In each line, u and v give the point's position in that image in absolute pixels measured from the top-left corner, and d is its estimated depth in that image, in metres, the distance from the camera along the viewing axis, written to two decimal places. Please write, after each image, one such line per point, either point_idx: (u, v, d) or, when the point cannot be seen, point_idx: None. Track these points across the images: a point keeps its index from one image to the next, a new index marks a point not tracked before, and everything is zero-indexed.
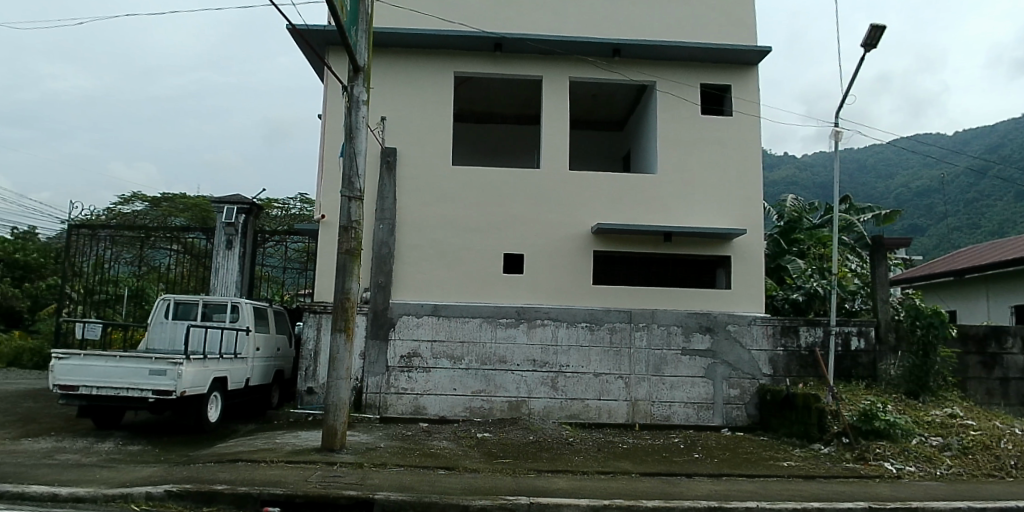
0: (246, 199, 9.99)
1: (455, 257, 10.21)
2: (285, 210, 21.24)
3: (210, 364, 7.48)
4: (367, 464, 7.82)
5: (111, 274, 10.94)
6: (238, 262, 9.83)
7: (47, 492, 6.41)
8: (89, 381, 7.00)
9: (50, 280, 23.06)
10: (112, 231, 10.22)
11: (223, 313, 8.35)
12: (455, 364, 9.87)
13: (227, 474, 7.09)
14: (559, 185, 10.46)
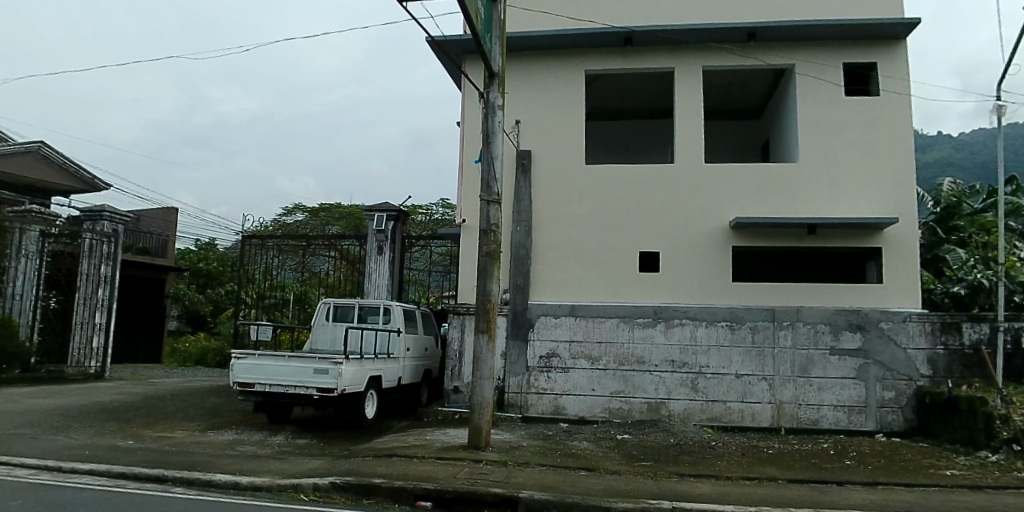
0: (394, 205, 10.56)
1: (591, 257, 10.17)
2: (429, 215, 22.32)
3: (366, 364, 7.94)
4: (511, 462, 7.97)
5: (278, 280, 11.95)
6: (388, 267, 10.47)
7: (230, 480, 7.04)
8: (264, 379, 7.63)
9: (230, 285, 25.69)
10: (278, 240, 11.32)
11: (376, 315, 8.80)
12: (593, 364, 9.81)
13: (384, 469, 7.50)
14: (693, 180, 10.10)
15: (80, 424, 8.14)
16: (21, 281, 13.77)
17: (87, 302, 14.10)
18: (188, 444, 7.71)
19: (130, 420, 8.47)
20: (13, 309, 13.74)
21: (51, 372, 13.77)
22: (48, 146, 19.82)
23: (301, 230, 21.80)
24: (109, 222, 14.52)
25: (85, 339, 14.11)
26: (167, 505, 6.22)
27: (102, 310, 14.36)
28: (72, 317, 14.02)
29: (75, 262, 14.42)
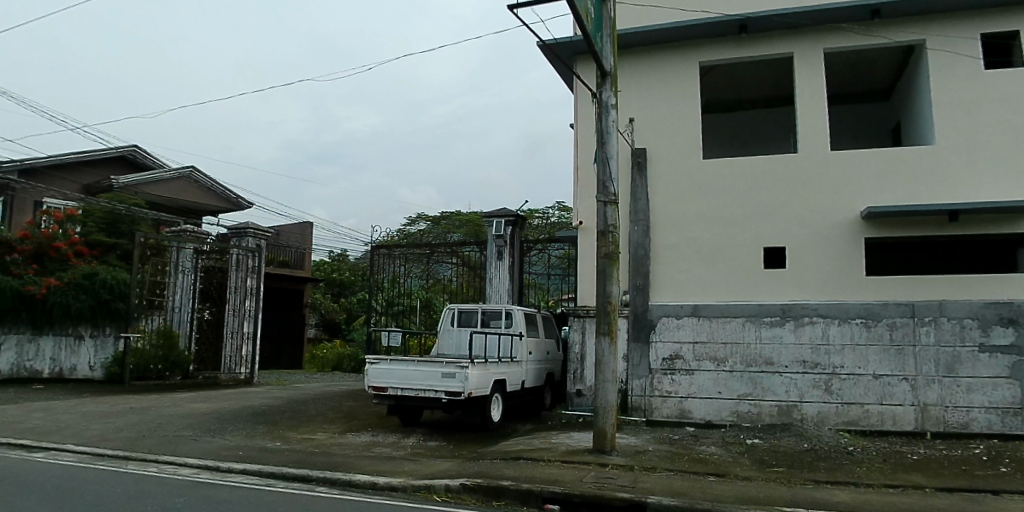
0: (512, 211, 11.08)
1: (712, 254, 9.89)
2: (546, 218, 22.76)
3: (491, 368, 8.08)
4: (638, 467, 7.82)
5: (405, 288, 12.62)
6: (508, 271, 11.09)
7: (368, 480, 7.31)
8: (395, 384, 7.90)
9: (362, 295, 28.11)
10: (405, 249, 12.21)
11: (499, 319, 9.02)
12: (719, 366, 9.53)
13: (511, 471, 7.57)
14: (818, 170, 9.63)
15: (237, 427, 8.86)
16: (180, 295, 15.48)
17: (235, 312, 15.89)
18: (329, 445, 8.13)
19: (276, 422, 9.09)
20: (175, 320, 15.39)
21: (208, 378, 15.54)
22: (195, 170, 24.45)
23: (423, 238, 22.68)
24: (253, 237, 16.34)
25: (236, 347, 15.95)
26: (311, 503, 6.55)
27: (250, 319, 16.15)
28: (223, 327, 15.86)
29: (224, 275, 16.04)
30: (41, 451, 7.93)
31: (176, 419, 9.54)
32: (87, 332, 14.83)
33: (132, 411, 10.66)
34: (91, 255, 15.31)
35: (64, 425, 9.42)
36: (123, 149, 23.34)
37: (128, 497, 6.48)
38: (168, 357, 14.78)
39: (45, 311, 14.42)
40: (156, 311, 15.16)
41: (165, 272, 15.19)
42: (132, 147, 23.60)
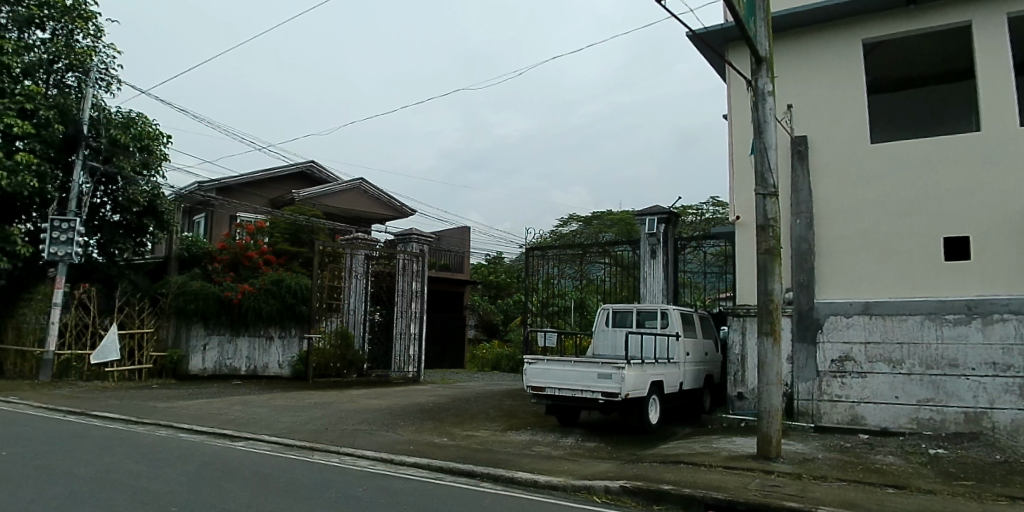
0: (665, 209, 13.32)
1: (884, 247, 9.30)
2: (700, 214, 22.81)
3: (646, 370, 10.59)
4: (807, 476, 7.32)
5: (558, 288, 16.95)
6: (661, 267, 13.29)
7: (529, 478, 7.47)
8: (561, 383, 10.57)
9: (518, 298, 36.73)
10: (557, 251, 16.39)
11: (654, 319, 12.20)
12: (895, 369, 8.95)
13: (670, 475, 7.46)
14: (1006, 149, 8.65)
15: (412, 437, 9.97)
16: (355, 300, 20.71)
17: (404, 315, 20.98)
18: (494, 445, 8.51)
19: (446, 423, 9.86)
20: (351, 322, 20.67)
21: (379, 376, 20.79)
22: (364, 181, 34.57)
23: (577, 238, 23.07)
24: (416, 243, 21.33)
25: (405, 346, 20.98)
26: (476, 496, 6.84)
27: (415, 321, 21.04)
28: (394, 329, 21.01)
29: (393, 280, 21.06)
30: (249, 449, 9.35)
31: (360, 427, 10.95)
32: (274, 332, 20.62)
33: (333, 415, 12.45)
34: (276, 262, 21.58)
35: (273, 428, 11.25)
36: (302, 165, 32.69)
37: (312, 481, 7.17)
38: (344, 356, 20.08)
39: (241, 313, 20.27)
40: (333, 313, 20.53)
41: (341, 277, 20.55)
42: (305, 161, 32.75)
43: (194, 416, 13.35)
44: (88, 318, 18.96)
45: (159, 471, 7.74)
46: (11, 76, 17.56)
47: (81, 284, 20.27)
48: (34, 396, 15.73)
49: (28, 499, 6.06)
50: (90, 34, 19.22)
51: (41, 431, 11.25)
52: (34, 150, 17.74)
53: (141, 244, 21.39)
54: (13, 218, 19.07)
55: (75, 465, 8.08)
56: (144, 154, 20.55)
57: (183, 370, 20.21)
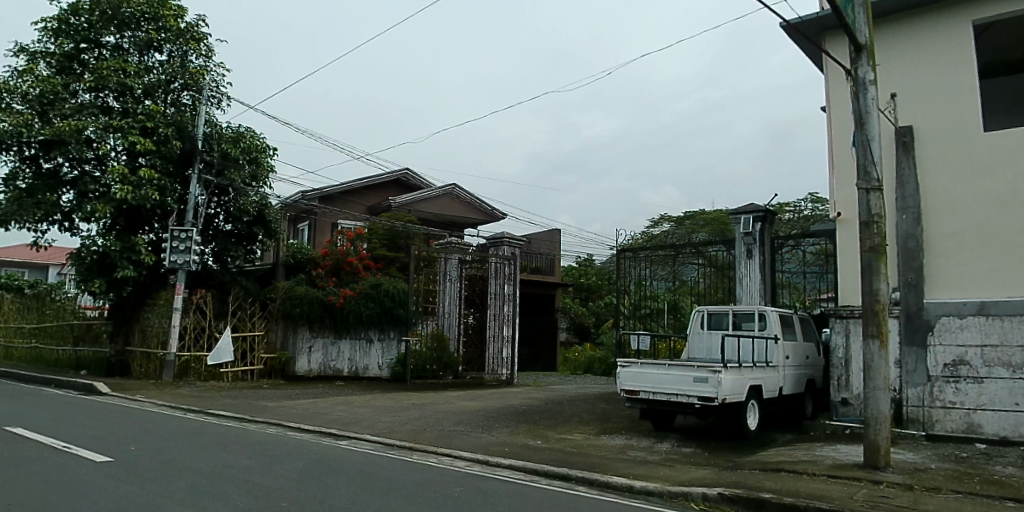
0: (761, 207, 12.85)
1: (1002, 243, 8.69)
2: (798, 212, 21.80)
3: (744, 374, 10.35)
4: (920, 487, 6.88)
5: (649, 290, 16.77)
6: (758, 268, 12.91)
7: (625, 483, 7.51)
8: (656, 387, 10.53)
9: (609, 300, 36.58)
10: (648, 252, 16.26)
11: (752, 321, 11.85)
12: (1016, 374, 8.31)
13: (771, 484, 7.24)
14: None
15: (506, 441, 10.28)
16: (449, 304, 21.49)
17: (497, 318, 21.67)
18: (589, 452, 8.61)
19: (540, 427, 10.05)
20: (446, 325, 21.44)
21: (474, 378, 21.49)
22: (456, 186, 35.64)
23: (669, 238, 22.80)
24: (508, 247, 21.95)
25: (498, 349, 21.73)
26: (570, 499, 6.96)
27: (507, 324, 21.79)
28: (487, 332, 21.74)
29: (485, 283, 21.84)
30: (352, 447, 9.96)
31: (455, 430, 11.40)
32: (374, 335, 21.84)
33: (430, 418, 12.98)
34: (374, 268, 22.62)
35: (374, 428, 11.92)
36: (398, 172, 34.34)
37: (413, 481, 7.56)
38: (440, 359, 20.81)
39: (343, 317, 21.46)
40: (429, 317, 21.37)
41: (436, 280, 21.35)
42: (401, 169, 34.42)
43: (303, 415, 14.29)
44: (206, 321, 20.76)
45: (271, 468, 8.40)
46: (134, 97, 20.08)
47: (198, 290, 22.17)
48: (158, 396, 17.35)
49: (160, 492, 6.76)
50: (202, 54, 21.38)
51: (169, 428, 12.44)
52: (155, 165, 20.02)
53: (250, 251, 23.26)
54: (139, 228, 21.19)
55: (199, 461, 8.90)
56: (253, 166, 22.18)
57: (291, 371, 21.66)
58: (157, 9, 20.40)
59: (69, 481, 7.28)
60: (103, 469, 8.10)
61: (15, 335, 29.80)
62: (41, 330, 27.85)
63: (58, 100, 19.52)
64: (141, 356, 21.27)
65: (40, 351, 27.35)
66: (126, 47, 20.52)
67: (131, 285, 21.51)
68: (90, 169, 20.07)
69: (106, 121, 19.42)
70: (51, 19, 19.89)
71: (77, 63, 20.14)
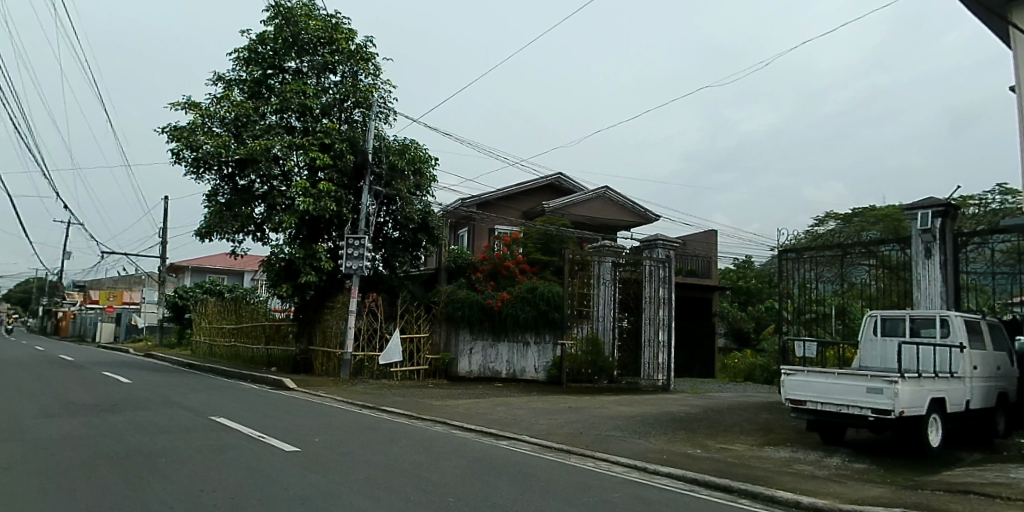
0: (940, 202, 11.76)
1: None
2: (986, 204, 19.36)
3: (925, 385, 9.58)
4: None
5: (815, 294, 15.86)
6: (939, 269, 11.71)
7: (791, 498, 7.41)
8: (823, 397, 10.11)
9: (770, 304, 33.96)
10: (814, 253, 15.37)
11: (932, 328, 10.87)
12: None
13: (959, 506, 6.74)
14: None
15: (662, 458, 10.40)
16: (604, 308, 21.99)
17: (653, 322, 21.95)
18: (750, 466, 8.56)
19: None
20: (601, 328, 22.03)
21: (630, 383, 21.90)
22: (609, 188, 35.94)
23: (833, 239, 20.72)
24: (662, 248, 22.37)
25: (655, 354, 21.94)
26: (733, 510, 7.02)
27: (663, 328, 21.96)
28: (642, 336, 22.15)
29: (640, 286, 22.23)
30: (512, 447, 11.10)
31: (610, 443, 11.65)
32: (531, 339, 22.71)
33: (584, 428, 13.45)
34: (530, 272, 24.14)
35: (530, 431, 12.61)
36: (551, 178, 35.42)
37: (571, 485, 8.03)
38: (595, 363, 21.42)
39: (501, 319, 22.65)
40: (584, 320, 22.03)
41: (591, 283, 21.91)
42: (555, 174, 35.47)
43: (465, 415, 15.45)
44: (377, 323, 22.95)
45: (441, 464, 9.32)
46: (313, 116, 23.02)
47: (371, 294, 24.49)
48: (338, 392, 19.64)
49: (343, 482, 7.84)
50: (370, 72, 23.78)
51: (347, 423, 14.08)
52: (332, 178, 22.75)
53: (416, 257, 25.41)
54: (320, 236, 24.03)
55: (373, 454, 10.09)
56: (418, 176, 24.27)
57: (453, 372, 23.41)
58: (331, 33, 23.20)
59: (270, 468, 8.64)
60: (297, 458, 9.51)
61: (219, 335, 34.84)
62: (240, 330, 32.33)
63: (250, 121, 23.00)
64: (322, 355, 24.33)
65: (241, 350, 31.72)
66: (304, 70, 23.53)
67: (313, 289, 24.22)
68: (277, 184, 23.25)
69: (290, 140, 22.46)
70: (243, 49, 23.52)
71: (265, 87, 23.56)
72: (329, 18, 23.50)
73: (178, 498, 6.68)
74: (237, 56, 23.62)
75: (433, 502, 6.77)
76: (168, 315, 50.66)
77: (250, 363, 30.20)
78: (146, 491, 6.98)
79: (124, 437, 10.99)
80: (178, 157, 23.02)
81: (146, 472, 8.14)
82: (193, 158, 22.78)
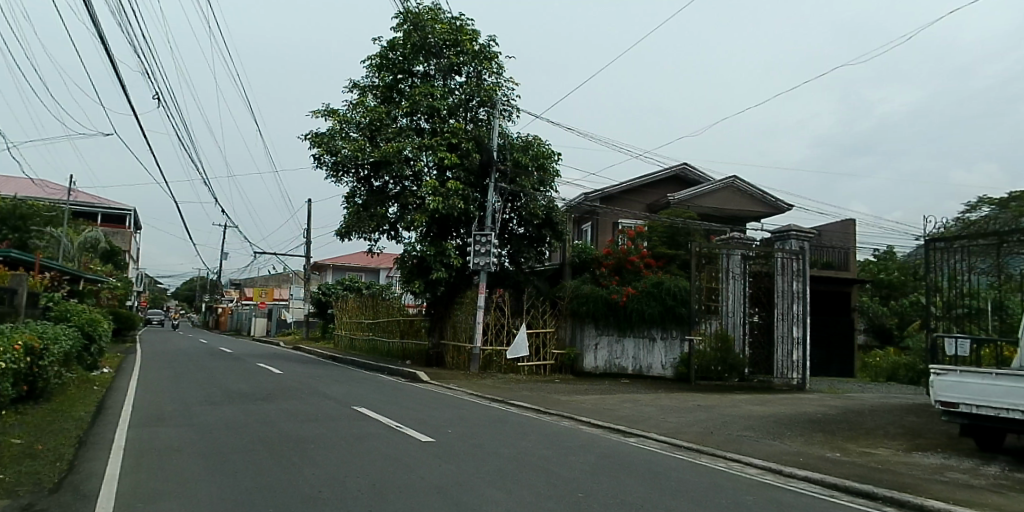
0: None
1: None
2: None
3: None
4: None
5: (966, 287, 14.66)
6: None
7: (942, 507, 7.23)
8: (976, 399, 9.56)
9: (915, 296, 30.26)
10: (967, 242, 13.96)
11: None
12: None
13: None
14: None
15: (796, 461, 10.32)
16: (733, 303, 21.51)
17: (786, 317, 21.19)
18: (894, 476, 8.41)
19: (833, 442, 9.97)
20: (730, 324, 21.54)
21: (762, 382, 21.10)
22: (737, 177, 34.81)
23: (988, 226, 18.91)
24: (795, 239, 21.55)
25: (787, 352, 21.21)
26: None
27: (797, 325, 21.15)
28: (775, 332, 21.29)
29: (772, 280, 21.43)
30: (640, 445, 11.81)
31: (740, 446, 11.71)
32: (658, 334, 23.19)
33: (711, 430, 13.54)
34: (655, 266, 24.11)
35: (657, 431, 12.93)
36: (675, 168, 34.89)
37: (700, 487, 8.27)
38: (725, 360, 20.98)
39: (626, 315, 23.02)
40: (713, 316, 21.65)
41: (718, 277, 21.49)
42: (679, 164, 34.88)
43: (589, 410, 16.01)
44: (504, 319, 24.23)
45: (570, 459, 9.93)
46: (440, 117, 24.55)
47: (497, 290, 25.71)
48: (469, 386, 20.91)
49: (477, 473, 8.66)
50: (493, 71, 25.07)
51: (478, 416, 15.12)
52: (459, 177, 24.23)
53: (541, 252, 26.23)
54: (448, 234, 25.62)
55: (503, 448, 10.90)
56: (541, 171, 25.18)
57: (579, 367, 23.86)
58: (456, 35, 24.57)
59: (410, 458, 9.69)
60: (434, 449, 10.54)
61: (359, 329, 37.94)
62: (377, 324, 35.04)
63: (383, 125, 24.88)
64: (454, 350, 25.75)
65: (378, 343, 34.41)
66: (431, 73, 25.18)
67: (444, 285, 25.91)
68: (408, 184, 25.03)
69: (420, 141, 24.07)
70: (375, 56, 25.52)
71: (395, 91, 25.43)
72: (453, 20, 24.81)
73: (326, 482, 7.74)
74: (369, 63, 25.67)
75: (559, 497, 7.30)
76: (313, 310, 55.78)
77: (386, 356, 32.71)
78: (298, 475, 8.15)
79: (278, 425, 12.65)
80: (320, 161, 25.41)
81: (297, 457, 9.44)
82: (333, 161, 25.00)
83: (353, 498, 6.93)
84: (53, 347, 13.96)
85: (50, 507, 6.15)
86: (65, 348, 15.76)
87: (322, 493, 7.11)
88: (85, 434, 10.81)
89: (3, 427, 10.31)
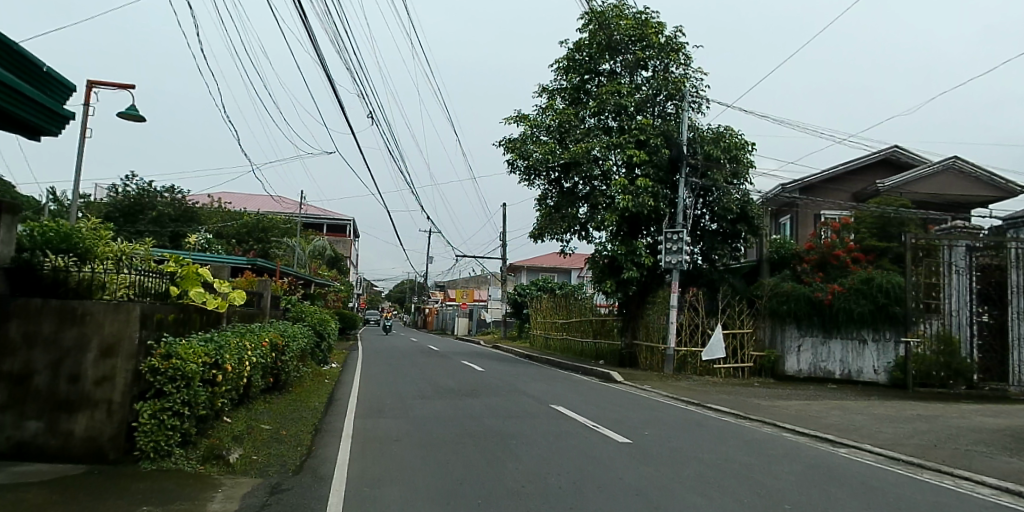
0: None
1: None
2: None
3: None
4: None
5: None
6: None
7: None
8: None
9: None
10: None
11: None
12: None
13: None
14: None
15: None
16: (957, 300, 19.70)
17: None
18: None
19: None
20: (954, 324, 19.71)
21: (995, 390, 18.98)
22: (959, 157, 30.91)
23: None
24: None
25: None
26: None
27: None
28: (1010, 334, 19.09)
29: (1005, 274, 19.36)
30: (853, 457, 11.87)
31: (972, 463, 11.28)
32: (869, 335, 21.94)
33: (935, 442, 13.13)
34: (864, 260, 23.02)
35: (872, 444, 12.91)
36: (884, 152, 32.15)
37: (920, 504, 8.50)
38: (948, 365, 19.30)
39: (832, 314, 22.15)
40: (933, 315, 20.11)
41: (939, 272, 19.99)
42: (889, 147, 32.07)
43: (788, 417, 16.14)
44: (698, 319, 24.55)
45: (772, 468, 10.62)
46: (627, 114, 25.62)
47: (689, 289, 26.20)
48: (664, 387, 21.79)
49: (672, 478, 9.65)
50: (680, 63, 25.81)
51: (671, 418, 16.12)
52: (649, 173, 24.93)
53: (735, 248, 26.58)
54: (639, 232, 26.79)
55: (704, 453, 11.77)
56: (734, 163, 25.41)
57: (781, 371, 23.52)
58: (642, 30, 25.49)
59: (608, 458, 11.13)
60: (629, 451, 11.81)
61: (553, 329, 40.44)
62: (570, 325, 37.16)
63: (571, 127, 26.69)
64: (647, 351, 26.70)
65: (572, 343, 36.51)
66: (618, 70, 26.42)
67: (636, 284, 27.14)
68: (597, 183, 26.38)
69: (608, 140, 25.32)
70: (564, 59, 27.40)
71: (583, 92, 27.08)
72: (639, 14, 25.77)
73: (531, 479, 9.34)
74: (557, 66, 27.66)
75: (757, 504, 8.06)
76: (511, 311, 60.21)
77: (580, 355, 34.67)
78: (507, 472, 9.81)
79: (484, 420, 14.82)
80: (513, 167, 28.28)
81: (501, 451, 11.38)
82: (526, 165, 27.69)
83: (555, 494, 8.37)
84: (291, 345, 17.98)
85: (293, 486, 8.29)
86: (301, 345, 20.08)
87: (527, 488, 8.70)
88: (318, 421, 14.10)
89: (256, 413, 13.83)
